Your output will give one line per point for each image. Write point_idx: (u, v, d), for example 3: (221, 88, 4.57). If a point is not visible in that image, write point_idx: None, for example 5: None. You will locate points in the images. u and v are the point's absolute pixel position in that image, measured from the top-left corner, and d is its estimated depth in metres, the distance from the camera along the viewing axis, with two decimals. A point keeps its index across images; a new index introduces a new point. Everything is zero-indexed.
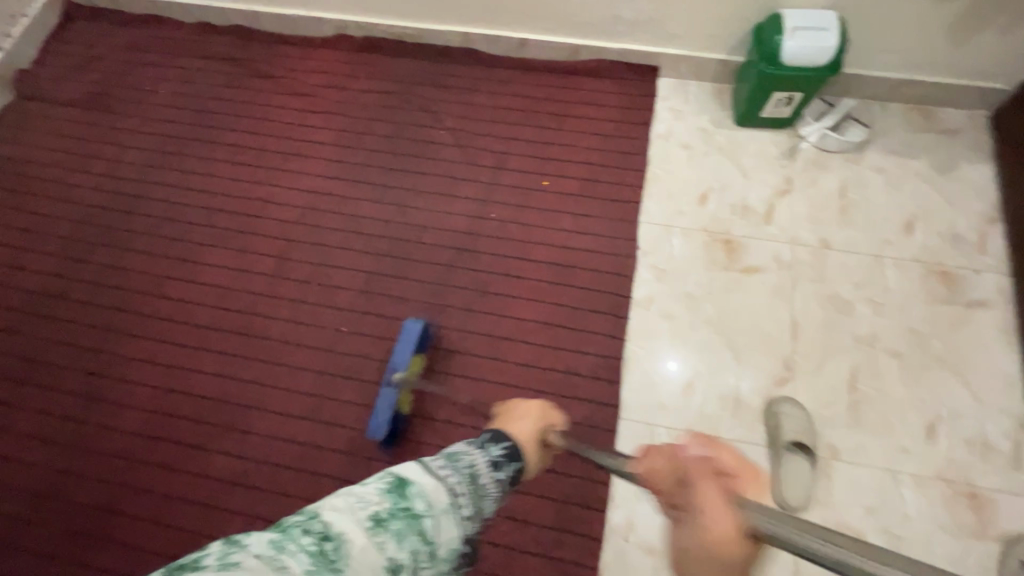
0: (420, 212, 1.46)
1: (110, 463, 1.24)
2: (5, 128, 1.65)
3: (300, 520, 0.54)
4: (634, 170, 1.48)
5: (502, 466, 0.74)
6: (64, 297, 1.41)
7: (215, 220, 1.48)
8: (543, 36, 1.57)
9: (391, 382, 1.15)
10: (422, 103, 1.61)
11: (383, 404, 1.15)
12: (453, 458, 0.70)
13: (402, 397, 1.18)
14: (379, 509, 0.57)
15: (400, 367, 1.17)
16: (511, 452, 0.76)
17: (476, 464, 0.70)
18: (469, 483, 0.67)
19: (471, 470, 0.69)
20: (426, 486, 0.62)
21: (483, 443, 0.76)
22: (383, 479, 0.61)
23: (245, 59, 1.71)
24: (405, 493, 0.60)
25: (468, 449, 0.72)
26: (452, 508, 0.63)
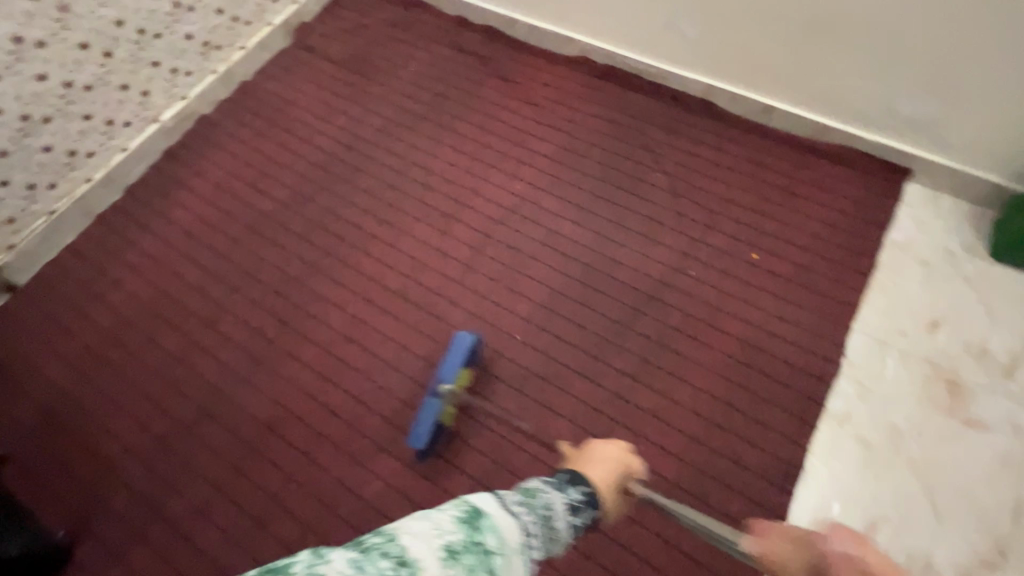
0: (618, 246, 1.44)
1: (282, 387, 1.32)
2: (278, 67, 1.88)
3: (381, 540, 0.60)
4: (858, 272, 1.35)
5: (581, 510, 0.82)
6: (285, 225, 1.56)
7: (426, 196, 1.57)
8: (795, 109, 1.50)
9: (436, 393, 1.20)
10: (645, 142, 1.60)
11: (427, 415, 1.19)
12: (531, 495, 0.77)
13: (446, 410, 1.21)
14: (454, 541, 0.62)
15: (447, 380, 1.22)
16: (586, 497, 0.84)
17: (551, 501, 0.77)
18: (540, 524, 0.73)
19: (547, 510, 0.75)
20: (495, 525, 0.67)
21: (562, 486, 0.83)
22: (461, 509, 0.67)
23: (491, 59, 1.81)
24: (478, 526, 0.65)
25: (544, 489, 0.79)
26: (523, 547, 0.69)
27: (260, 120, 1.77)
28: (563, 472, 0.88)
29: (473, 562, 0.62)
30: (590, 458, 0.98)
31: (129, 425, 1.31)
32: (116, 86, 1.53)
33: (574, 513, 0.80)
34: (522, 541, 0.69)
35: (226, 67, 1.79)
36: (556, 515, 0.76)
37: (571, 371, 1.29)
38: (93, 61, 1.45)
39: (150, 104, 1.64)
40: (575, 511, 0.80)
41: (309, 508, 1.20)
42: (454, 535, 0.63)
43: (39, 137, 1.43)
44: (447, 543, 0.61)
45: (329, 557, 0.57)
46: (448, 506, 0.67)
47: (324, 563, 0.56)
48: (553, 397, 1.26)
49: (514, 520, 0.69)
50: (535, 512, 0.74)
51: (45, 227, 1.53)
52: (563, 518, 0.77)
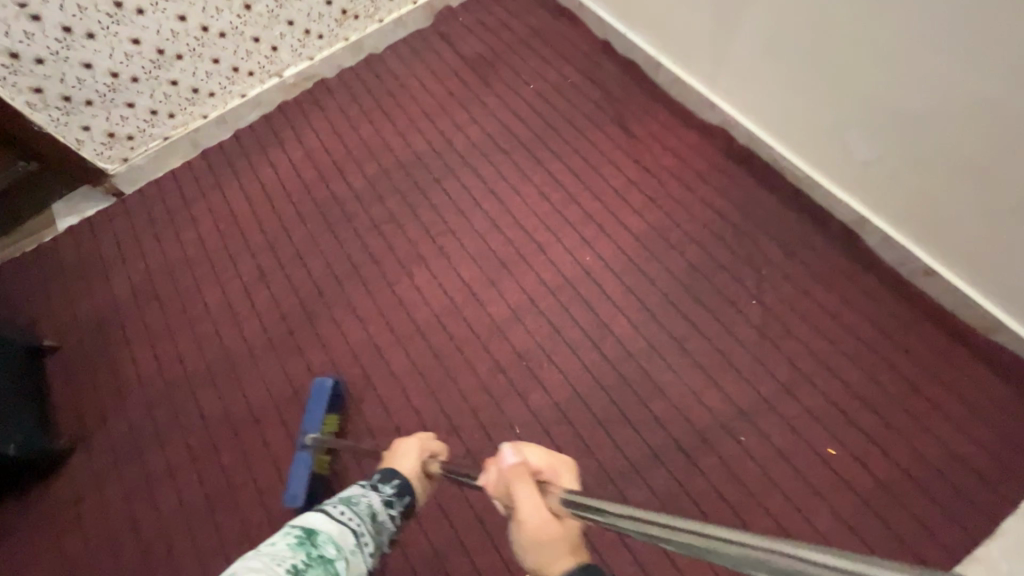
0: (669, 371, 1.22)
1: (281, 385, 1.33)
2: (408, 47, 1.82)
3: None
4: (963, 532, 1.02)
5: (395, 500, 0.83)
6: (348, 218, 1.54)
7: (489, 235, 1.45)
8: (964, 286, 1.15)
9: (305, 444, 1.18)
10: (753, 257, 1.32)
11: (297, 467, 1.17)
12: (351, 501, 0.78)
13: (318, 459, 1.19)
14: (295, 561, 0.65)
15: (313, 429, 1.20)
16: (400, 486, 0.86)
17: (373, 502, 0.80)
18: (366, 523, 0.76)
19: (369, 510, 0.78)
20: (331, 534, 0.71)
21: (376, 483, 0.84)
22: (295, 532, 0.69)
23: (619, 101, 1.60)
24: (315, 542, 0.69)
25: (366, 496, 0.80)
26: (359, 547, 0.72)
27: (370, 99, 1.74)
28: (375, 472, 0.88)
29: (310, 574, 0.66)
30: (395, 452, 0.95)
31: (152, 363, 1.40)
32: (248, 38, 1.59)
33: (388, 505, 0.82)
34: (337, 528, 0.72)
35: (359, 37, 1.78)
36: (367, 502, 0.79)
37: None
38: (232, 11, 1.51)
39: (276, 60, 1.68)
40: (384, 500, 0.82)
41: (255, 517, 1.20)
42: (300, 553, 0.67)
43: (169, 72, 1.53)
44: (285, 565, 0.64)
45: None
46: (283, 531, 0.69)
47: None
48: None
49: (340, 525, 0.72)
50: (359, 508, 0.77)
51: (158, 148, 1.65)
52: (382, 511, 0.80)
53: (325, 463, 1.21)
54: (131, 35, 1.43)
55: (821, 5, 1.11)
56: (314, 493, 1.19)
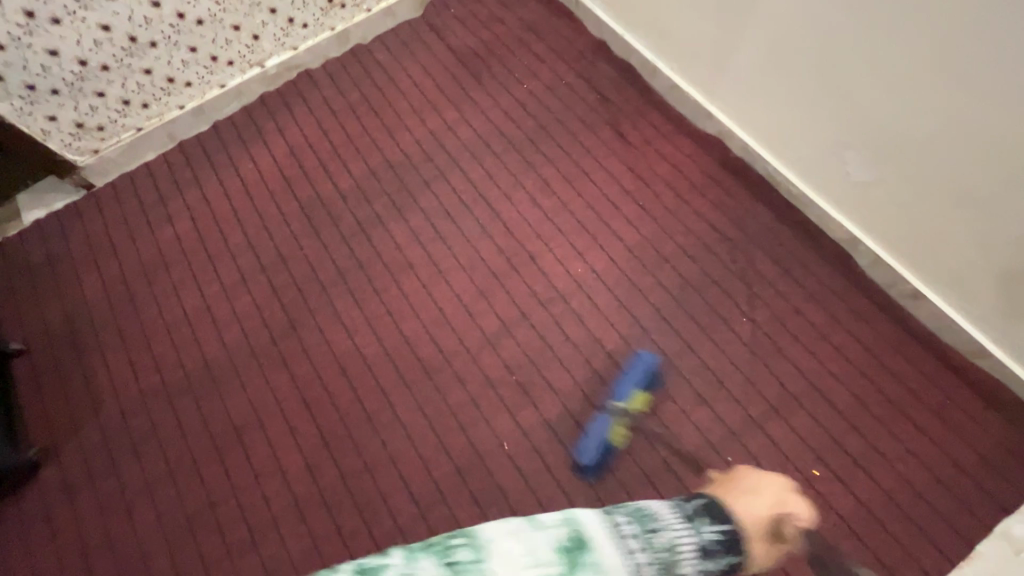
0: (659, 388, 1.22)
1: (264, 396, 1.29)
2: (397, 40, 1.75)
3: (463, 544, 0.67)
4: (940, 553, 1.05)
5: (705, 539, 0.83)
6: (335, 221, 1.48)
7: (481, 244, 1.42)
8: (953, 313, 1.15)
9: (606, 407, 1.19)
10: (747, 274, 1.31)
11: (596, 430, 1.16)
12: (648, 524, 0.80)
13: (618, 429, 1.17)
14: (547, 564, 0.67)
15: (621, 398, 1.19)
16: (717, 524, 0.86)
17: (659, 513, 0.83)
18: (655, 556, 0.76)
19: (670, 551, 0.78)
20: (598, 552, 0.72)
21: (686, 517, 0.85)
22: (563, 527, 0.72)
23: (615, 106, 1.56)
24: (576, 555, 0.70)
25: (658, 516, 0.82)
26: (635, 573, 0.73)
27: (358, 94, 1.68)
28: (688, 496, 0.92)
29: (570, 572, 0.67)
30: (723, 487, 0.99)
31: (128, 370, 1.35)
32: (228, 25, 1.50)
33: (699, 539, 0.83)
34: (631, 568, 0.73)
35: (345, 27, 1.70)
36: (667, 530, 0.81)
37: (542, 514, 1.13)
38: None
39: (257, 49, 1.60)
40: (699, 535, 0.83)
41: (236, 533, 1.17)
42: (548, 532, 0.71)
43: (142, 60, 1.44)
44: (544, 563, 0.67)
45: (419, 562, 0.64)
46: (548, 521, 0.73)
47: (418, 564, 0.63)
48: None
49: (619, 546, 0.74)
50: (651, 530, 0.79)
51: (131, 140, 1.57)
52: (683, 562, 0.79)
53: (624, 438, 1.17)
54: (100, 21, 1.34)
55: (828, 23, 1.09)
56: (601, 462, 1.15)
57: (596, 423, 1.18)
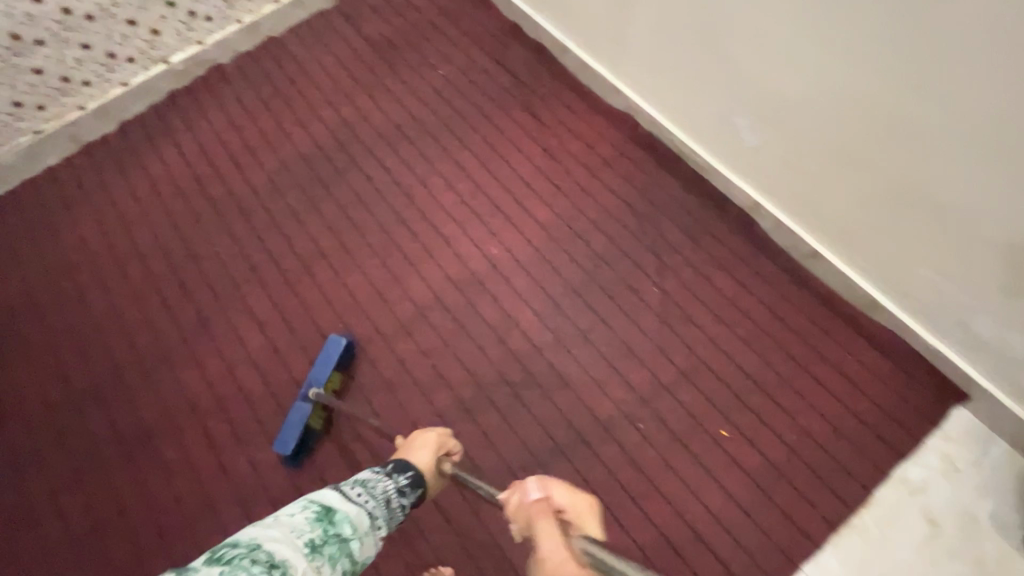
0: (573, 362, 1.22)
1: (176, 398, 1.26)
2: (310, 30, 1.72)
3: (243, 551, 0.58)
4: (840, 500, 1.08)
5: (406, 484, 0.85)
6: (247, 216, 1.45)
7: (395, 230, 1.40)
8: (845, 268, 1.17)
9: (306, 397, 1.15)
10: (656, 245, 1.33)
11: (294, 418, 1.15)
12: (368, 485, 0.80)
13: (314, 414, 1.17)
14: (314, 536, 0.65)
15: (318, 384, 1.18)
16: (410, 477, 0.87)
17: (367, 476, 0.83)
18: (385, 510, 0.78)
19: (386, 494, 0.80)
20: (345, 513, 0.72)
21: (392, 471, 0.86)
22: (310, 508, 0.69)
23: (528, 86, 1.56)
24: (333, 520, 0.69)
25: (375, 480, 0.82)
26: (370, 529, 0.74)
27: (270, 86, 1.64)
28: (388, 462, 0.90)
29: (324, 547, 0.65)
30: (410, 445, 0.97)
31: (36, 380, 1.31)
32: (121, 20, 1.46)
33: (404, 484, 0.85)
34: (371, 524, 0.74)
35: (253, 19, 1.67)
36: (385, 491, 0.81)
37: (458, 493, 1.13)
38: None
39: (158, 44, 1.55)
40: (403, 486, 0.84)
41: (149, 538, 1.15)
42: (311, 528, 0.66)
43: (32, 59, 1.39)
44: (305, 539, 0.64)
45: None
46: (296, 506, 0.69)
47: None
48: (426, 515, 1.12)
49: (354, 503, 0.74)
50: (369, 492, 0.78)
51: (30, 144, 1.51)
52: (397, 504, 0.81)
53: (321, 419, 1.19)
54: None
55: None
56: (304, 449, 1.17)
57: (293, 410, 1.15)
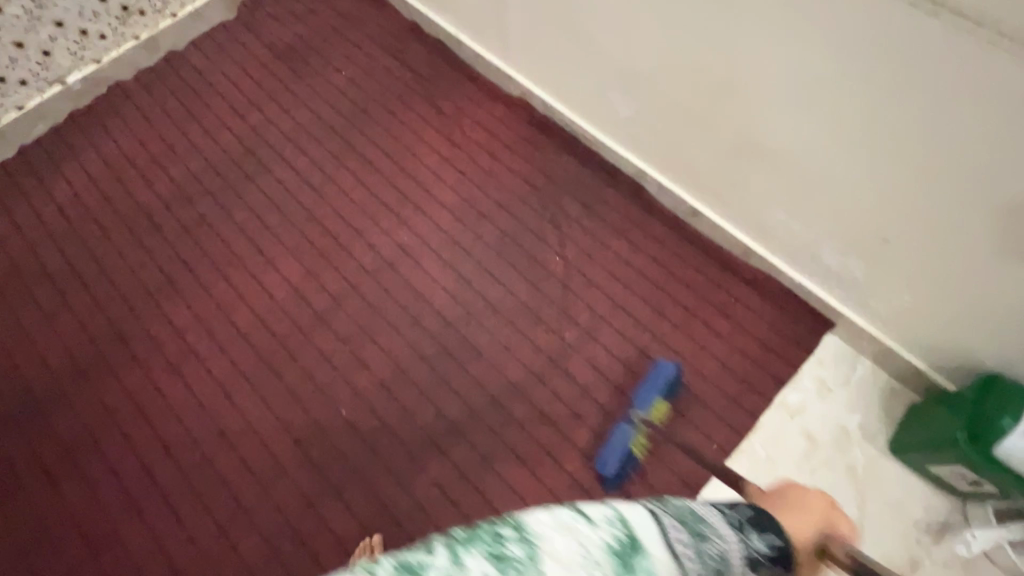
0: (485, 333, 1.30)
1: (96, 411, 1.27)
2: (211, 42, 1.74)
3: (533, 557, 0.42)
4: (730, 429, 1.19)
5: (740, 553, 0.61)
6: (158, 228, 1.47)
7: (308, 227, 1.44)
8: (719, 219, 1.29)
9: (630, 418, 1.17)
10: (556, 217, 1.42)
11: (618, 439, 1.14)
12: (699, 532, 0.57)
13: (636, 439, 1.16)
14: None
15: (643, 407, 1.17)
16: (762, 537, 0.65)
17: (699, 516, 0.60)
18: (702, 574, 0.53)
19: (716, 563, 0.56)
20: (654, 567, 0.48)
21: (741, 526, 0.64)
22: (616, 526, 0.47)
23: (429, 80, 1.63)
24: (634, 560, 0.46)
25: (718, 530, 0.60)
26: None
27: (174, 99, 1.66)
28: (747, 506, 0.69)
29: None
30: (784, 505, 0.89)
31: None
32: (8, 43, 1.45)
33: (737, 558, 0.60)
34: None
35: (150, 34, 1.67)
36: (731, 559, 0.59)
37: (382, 466, 1.18)
38: None
39: (52, 64, 1.55)
40: (733, 555, 0.60)
41: (77, 550, 1.16)
42: (606, 531, 0.46)
43: None
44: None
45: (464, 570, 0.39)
46: (599, 516, 0.47)
47: None
48: (352, 491, 1.17)
49: (680, 568, 0.50)
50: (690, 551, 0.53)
51: None
52: (722, 572, 0.57)
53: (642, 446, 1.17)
54: None
55: None
56: (625, 470, 1.14)
57: (615, 433, 1.16)
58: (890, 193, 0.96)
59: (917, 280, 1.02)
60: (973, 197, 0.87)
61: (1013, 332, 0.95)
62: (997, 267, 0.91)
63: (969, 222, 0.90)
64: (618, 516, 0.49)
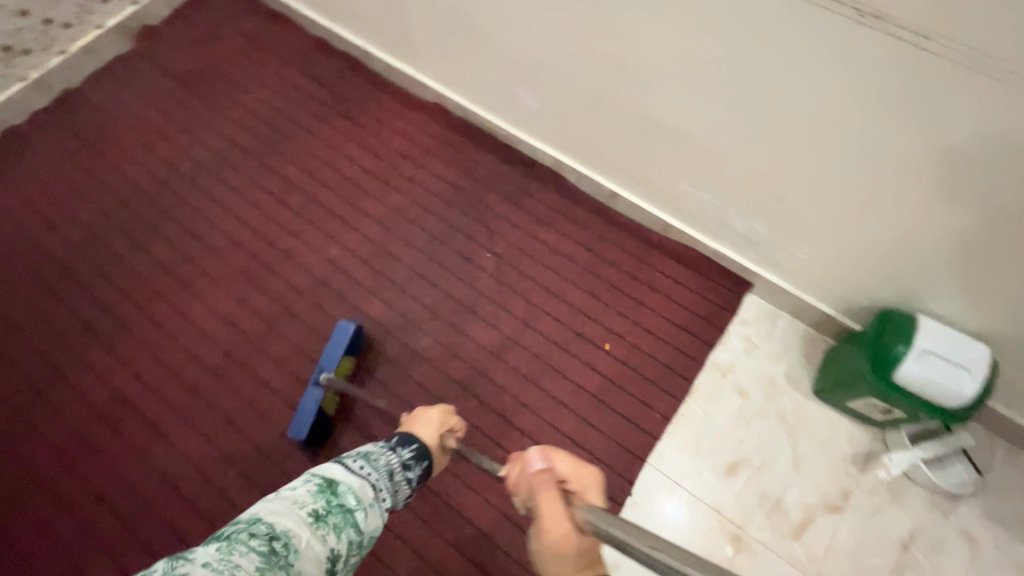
0: (423, 336, 1.31)
1: (21, 474, 1.20)
2: (110, 77, 1.68)
3: (243, 526, 0.61)
4: (669, 395, 1.24)
5: (417, 466, 0.87)
6: (70, 274, 1.40)
7: (232, 254, 1.41)
8: (636, 199, 1.35)
9: (317, 381, 1.16)
10: (483, 215, 1.44)
11: (308, 404, 1.15)
12: (371, 458, 0.81)
13: (327, 398, 1.19)
14: (316, 507, 0.67)
15: (326, 367, 1.18)
16: (417, 452, 0.88)
17: (388, 459, 0.83)
18: (387, 480, 0.79)
19: (387, 468, 0.81)
20: (351, 492, 0.72)
21: (393, 446, 0.86)
22: (312, 480, 0.71)
23: (343, 95, 1.63)
24: (336, 492, 0.71)
25: (379, 452, 0.83)
26: (375, 500, 0.75)
27: (75, 139, 1.58)
28: (395, 435, 0.91)
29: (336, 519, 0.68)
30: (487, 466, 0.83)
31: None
32: None
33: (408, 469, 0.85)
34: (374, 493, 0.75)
35: (40, 74, 1.58)
36: (392, 464, 0.82)
37: None
38: None
39: None
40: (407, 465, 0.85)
41: None
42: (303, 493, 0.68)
43: None
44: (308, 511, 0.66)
45: (191, 555, 0.56)
46: (298, 481, 0.70)
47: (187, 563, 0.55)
48: None
49: (365, 480, 0.75)
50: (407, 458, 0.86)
51: None
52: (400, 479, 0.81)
53: (332, 404, 1.21)
54: None
55: None
56: (319, 432, 1.18)
57: (304, 398, 1.16)
58: (781, 159, 1.02)
59: (817, 234, 1.10)
60: (851, 154, 0.93)
61: (905, 270, 1.04)
62: (881, 215, 0.98)
63: (852, 178, 0.96)
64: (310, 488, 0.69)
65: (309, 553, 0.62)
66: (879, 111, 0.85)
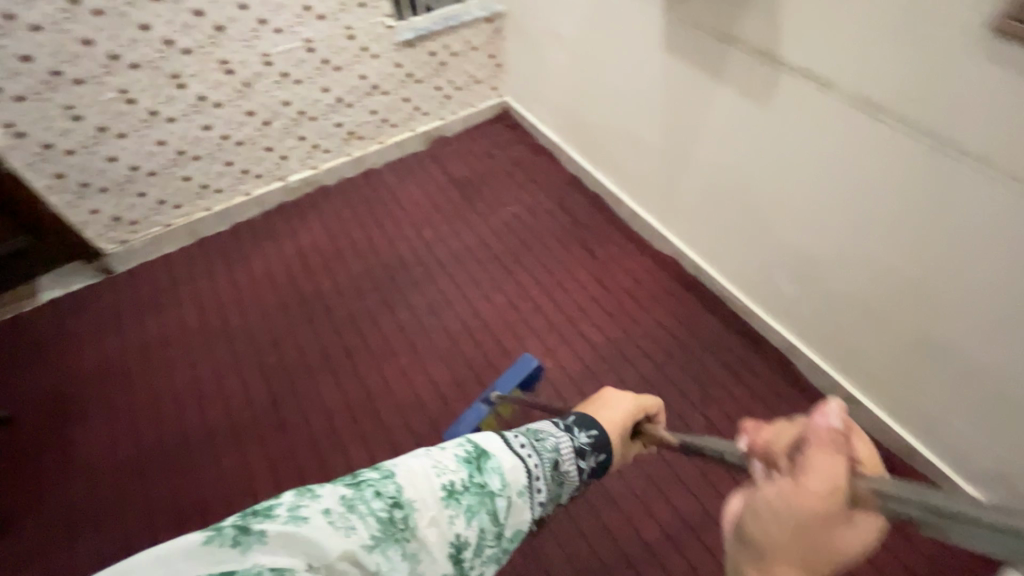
0: (619, 480, 1.27)
1: (240, 476, 1.33)
2: (403, 167, 2.07)
3: (377, 478, 0.61)
4: None
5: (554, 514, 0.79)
6: (329, 312, 1.63)
7: (460, 337, 1.55)
8: (881, 410, 1.27)
9: (488, 400, 1.23)
10: (700, 374, 1.44)
11: (470, 417, 1.23)
12: (537, 436, 0.74)
13: (486, 419, 1.25)
14: (455, 479, 0.64)
15: (499, 390, 1.26)
16: (598, 462, 0.79)
17: (561, 448, 0.75)
18: (550, 469, 0.72)
19: (554, 454, 0.73)
20: (494, 473, 0.67)
21: (569, 425, 0.79)
22: (464, 445, 0.68)
23: (585, 226, 1.81)
24: (482, 467, 0.66)
25: (548, 431, 0.76)
26: (528, 490, 0.69)
27: (365, 206, 1.94)
28: (571, 413, 0.83)
29: (491, 549, 0.65)
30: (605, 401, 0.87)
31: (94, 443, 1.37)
32: (261, 146, 1.78)
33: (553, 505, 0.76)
34: (517, 483, 0.68)
35: (360, 153, 2.01)
36: (558, 448, 0.74)
37: None
38: (252, 125, 1.71)
39: (284, 167, 1.88)
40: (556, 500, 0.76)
41: None
42: (469, 525, 0.63)
43: (183, 169, 1.69)
44: (457, 532, 0.62)
45: (319, 492, 0.58)
46: (450, 442, 0.68)
47: (311, 502, 0.56)
48: None
49: (519, 462, 0.69)
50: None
51: (158, 234, 1.76)
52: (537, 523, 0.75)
53: (491, 427, 1.27)
54: (158, 137, 1.58)
55: (733, 167, 1.32)
56: None
57: (472, 411, 1.24)
58: None
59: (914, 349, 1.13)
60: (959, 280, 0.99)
61: None
62: (986, 347, 1.00)
63: None
64: (497, 478, 0.67)
65: (429, 531, 0.60)
66: (1010, 260, 0.91)
